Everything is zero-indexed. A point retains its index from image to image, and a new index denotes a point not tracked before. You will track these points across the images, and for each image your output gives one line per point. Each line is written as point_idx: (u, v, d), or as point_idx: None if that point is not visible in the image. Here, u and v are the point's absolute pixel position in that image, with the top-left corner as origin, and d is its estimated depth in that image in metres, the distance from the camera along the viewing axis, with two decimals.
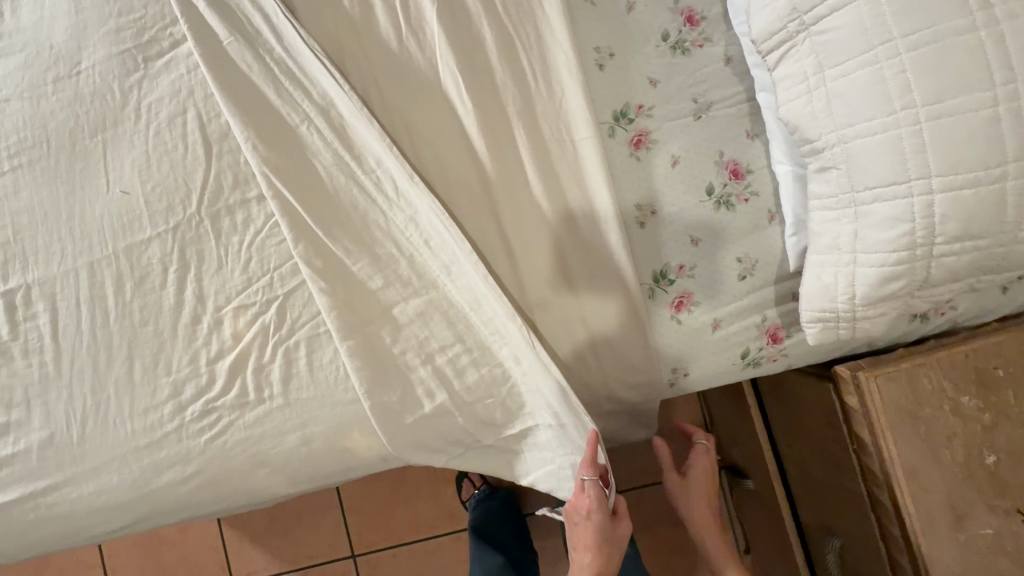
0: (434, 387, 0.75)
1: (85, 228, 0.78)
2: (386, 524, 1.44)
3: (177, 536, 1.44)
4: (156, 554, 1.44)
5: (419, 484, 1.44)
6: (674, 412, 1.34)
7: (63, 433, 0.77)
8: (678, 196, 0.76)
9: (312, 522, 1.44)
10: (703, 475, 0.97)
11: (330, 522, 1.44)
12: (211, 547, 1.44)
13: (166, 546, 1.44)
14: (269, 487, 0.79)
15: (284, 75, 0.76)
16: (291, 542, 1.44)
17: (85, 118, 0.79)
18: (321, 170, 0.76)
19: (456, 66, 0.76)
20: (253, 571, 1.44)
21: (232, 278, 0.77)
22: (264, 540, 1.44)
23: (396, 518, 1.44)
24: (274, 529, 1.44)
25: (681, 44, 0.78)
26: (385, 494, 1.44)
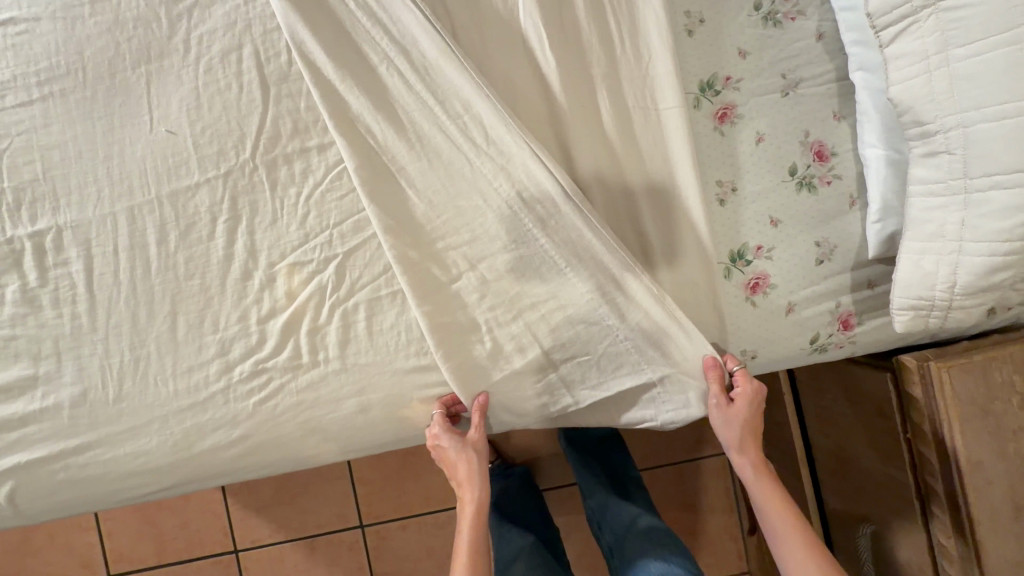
0: (526, 343, 0.73)
1: (126, 169, 0.72)
2: (397, 496, 1.42)
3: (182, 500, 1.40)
4: (158, 519, 1.40)
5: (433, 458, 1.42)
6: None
7: (98, 390, 0.71)
8: (760, 174, 0.74)
9: (322, 491, 1.41)
10: (740, 429, 0.74)
11: (339, 492, 1.41)
12: (215, 513, 1.40)
13: (168, 512, 1.40)
14: (319, 454, 0.76)
15: (363, 11, 0.70)
16: (299, 511, 1.41)
17: (126, 47, 0.72)
18: (396, 120, 0.71)
19: (542, 20, 0.71)
20: (260, 539, 1.41)
21: (288, 233, 0.72)
22: (273, 509, 1.41)
23: (407, 489, 1.42)
24: (282, 498, 1.41)
25: (773, 16, 0.75)
26: (397, 465, 1.42)
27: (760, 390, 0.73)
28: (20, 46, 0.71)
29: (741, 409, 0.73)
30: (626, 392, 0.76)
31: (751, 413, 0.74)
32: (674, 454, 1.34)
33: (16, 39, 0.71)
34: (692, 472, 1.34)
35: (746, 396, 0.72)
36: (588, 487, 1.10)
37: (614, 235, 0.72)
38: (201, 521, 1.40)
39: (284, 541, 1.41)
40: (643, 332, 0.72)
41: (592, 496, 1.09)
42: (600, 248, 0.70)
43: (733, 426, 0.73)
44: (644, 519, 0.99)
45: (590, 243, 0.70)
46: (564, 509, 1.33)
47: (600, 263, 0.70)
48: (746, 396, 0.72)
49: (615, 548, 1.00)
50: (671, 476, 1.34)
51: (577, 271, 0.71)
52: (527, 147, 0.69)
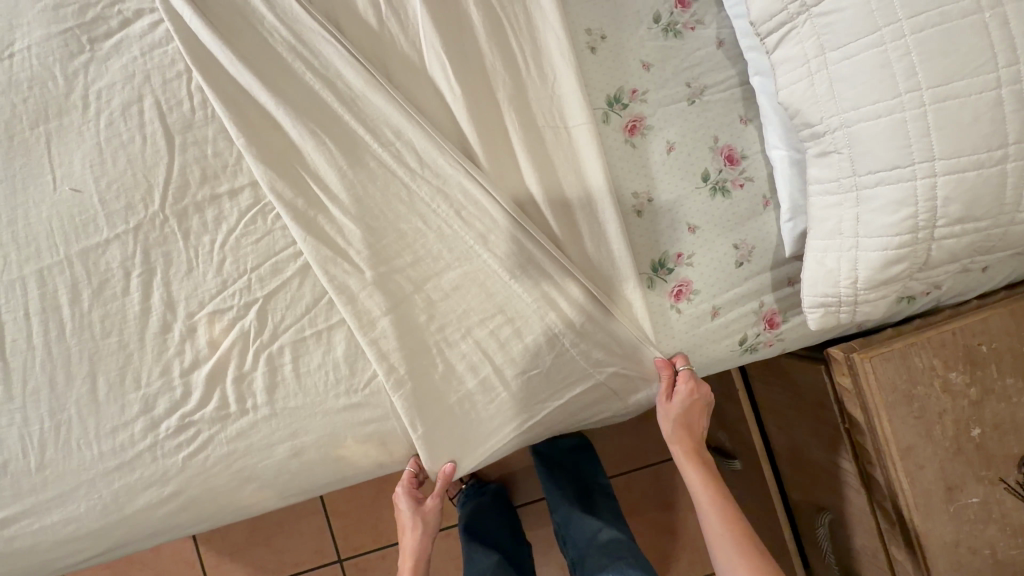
0: (477, 362, 0.72)
1: (31, 231, 0.70)
2: (373, 527, 1.42)
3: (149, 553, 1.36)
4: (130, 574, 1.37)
5: None
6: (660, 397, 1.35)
7: (18, 460, 0.69)
8: (673, 183, 0.75)
9: (293, 531, 1.40)
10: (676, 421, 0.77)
11: (315, 529, 1.40)
12: (187, 563, 1.39)
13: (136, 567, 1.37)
14: (257, 502, 0.75)
15: (282, 46, 0.71)
16: (272, 553, 1.40)
17: (23, 108, 0.70)
18: (309, 159, 0.71)
19: (443, 47, 0.72)
20: None
21: (205, 281, 0.72)
22: (244, 553, 1.40)
23: (380, 520, 1.42)
24: (253, 541, 1.40)
25: (673, 27, 0.76)
26: (367, 497, 1.42)
27: (698, 390, 0.75)
28: None
29: (680, 407, 0.76)
30: (581, 397, 0.76)
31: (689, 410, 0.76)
32: (645, 458, 1.33)
33: None
34: (663, 476, 1.34)
35: (686, 399, 0.74)
36: (553, 501, 1.11)
37: (560, 242, 0.73)
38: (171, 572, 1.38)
39: None
40: (588, 337, 0.73)
41: (558, 511, 1.10)
42: (544, 258, 0.71)
43: (670, 419, 0.77)
44: (604, 533, 1.00)
45: (534, 253, 0.71)
46: (538, 525, 1.31)
47: (546, 273, 0.72)
48: (684, 395, 0.74)
49: (577, 562, 1.01)
50: (645, 480, 1.33)
51: (503, 290, 0.72)
52: (463, 172, 0.71)
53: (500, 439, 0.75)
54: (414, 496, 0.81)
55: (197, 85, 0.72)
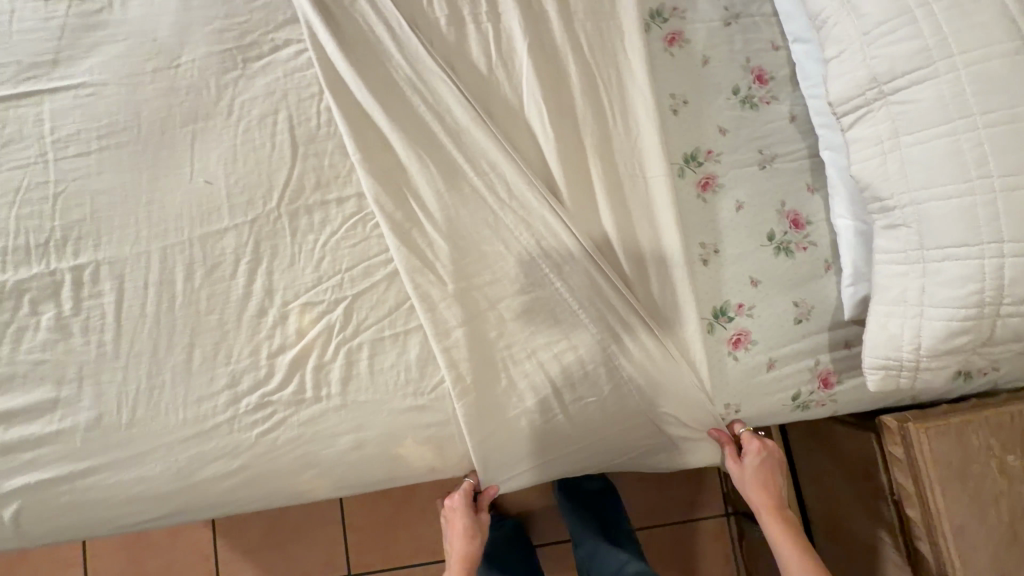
0: (539, 382, 0.76)
1: (163, 213, 0.80)
2: (381, 546, 1.47)
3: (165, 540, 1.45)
4: (146, 564, 1.44)
5: (423, 507, 1.48)
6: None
7: (110, 415, 0.75)
8: (739, 238, 0.80)
9: (307, 537, 1.47)
10: (754, 481, 0.79)
11: (328, 540, 1.47)
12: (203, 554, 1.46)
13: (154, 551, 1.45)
14: (312, 490, 0.78)
15: (404, 82, 0.81)
16: (284, 557, 1.46)
17: (178, 109, 0.82)
18: (411, 179, 0.80)
19: (542, 97, 0.81)
20: None
21: (303, 276, 0.79)
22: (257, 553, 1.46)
23: (391, 540, 1.47)
24: (267, 544, 1.47)
25: (750, 99, 0.84)
26: (383, 515, 1.48)
27: (764, 447, 0.78)
28: (85, 106, 0.82)
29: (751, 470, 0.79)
30: (630, 431, 0.78)
31: (761, 468, 0.79)
32: (672, 514, 1.31)
33: (83, 99, 0.82)
34: (689, 535, 1.31)
35: (754, 460, 0.78)
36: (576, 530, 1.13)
37: (627, 279, 0.78)
38: (184, 561, 1.45)
39: None
40: (645, 372, 0.76)
41: (583, 544, 1.10)
42: (611, 292, 0.76)
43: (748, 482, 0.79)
44: (631, 564, 1.01)
45: (603, 286, 0.77)
46: (556, 567, 1.29)
47: (612, 306, 0.77)
48: (753, 453, 0.78)
49: None
50: (669, 537, 1.30)
51: (570, 317, 0.77)
52: (546, 206, 0.78)
53: (548, 460, 0.78)
54: (471, 506, 0.84)
55: (326, 106, 0.82)
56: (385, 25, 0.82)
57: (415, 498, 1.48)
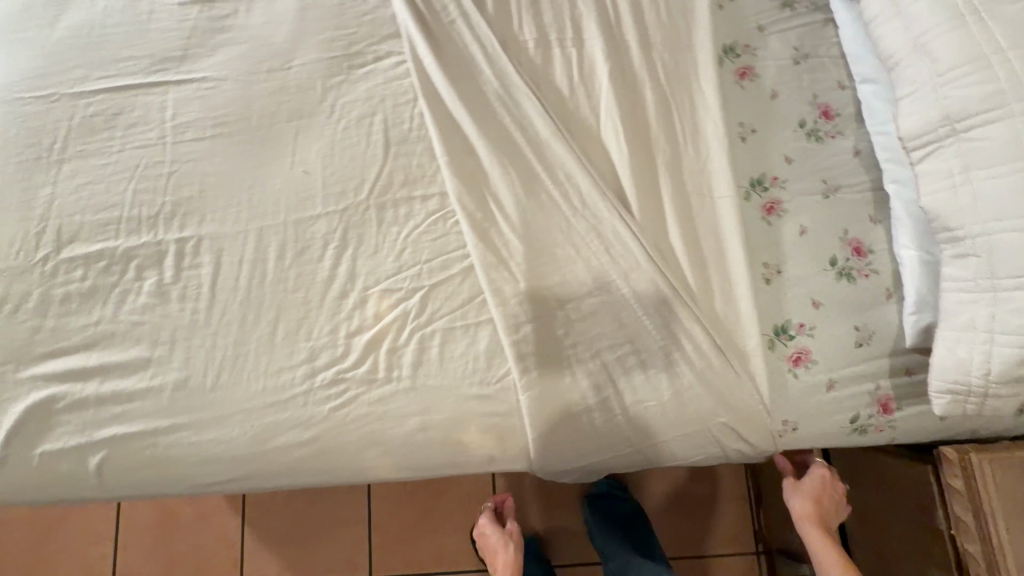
0: (601, 382, 0.79)
1: (263, 197, 0.87)
2: (404, 551, 1.48)
3: (193, 523, 1.51)
4: (174, 545, 1.50)
5: (448, 516, 1.49)
6: (725, 482, 1.33)
7: (198, 377, 0.81)
8: (802, 261, 0.83)
9: (331, 534, 1.50)
10: (812, 503, 0.91)
11: (351, 539, 1.49)
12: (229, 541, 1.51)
13: (183, 534, 1.51)
14: (373, 469, 0.81)
15: (492, 95, 0.88)
16: (307, 553, 1.49)
17: (286, 106, 0.90)
18: (492, 183, 0.86)
19: (620, 116, 0.87)
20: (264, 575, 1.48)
21: (385, 264, 0.84)
22: (281, 545, 1.50)
23: (413, 546, 1.48)
24: (292, 537, 1.50)
25: (816, 133, 0.88)
26: (408, 520, 1.50)
27: (829, 477, 0.94)
28: (205, 98, 0.90)
29: (811, 493, 0.92)
30: (686, 438, 0.80)
31: (819, 496, 0.92)
32: (705, 544, 1.29)
33: (204, 92, 0.90)
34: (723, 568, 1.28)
35: (818, 478, 0.93)
36: (603, 531, 1.22)
37: (691, 291, 0.81)
38: (209, 547, 1.50)
39: None
40: (705, 381, 0.78)
41: (614, 559, 1.20)
42: (676, 302, 0.80)
43: (807, 500, 0.91)
44: None
45: (668, 295, 0.80)
46: None
47: (676, 315, 0.80)
48: (817, 480, 0.93)
49: None
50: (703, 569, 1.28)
51: (634, 323, 0.80)
52: (618, 217, 0.83)
53: (602, 458, 0.80)
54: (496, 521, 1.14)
55: (418, 112, 0.89)
56: (480, 45, 0.90)
57: (440, 505, 1.50)
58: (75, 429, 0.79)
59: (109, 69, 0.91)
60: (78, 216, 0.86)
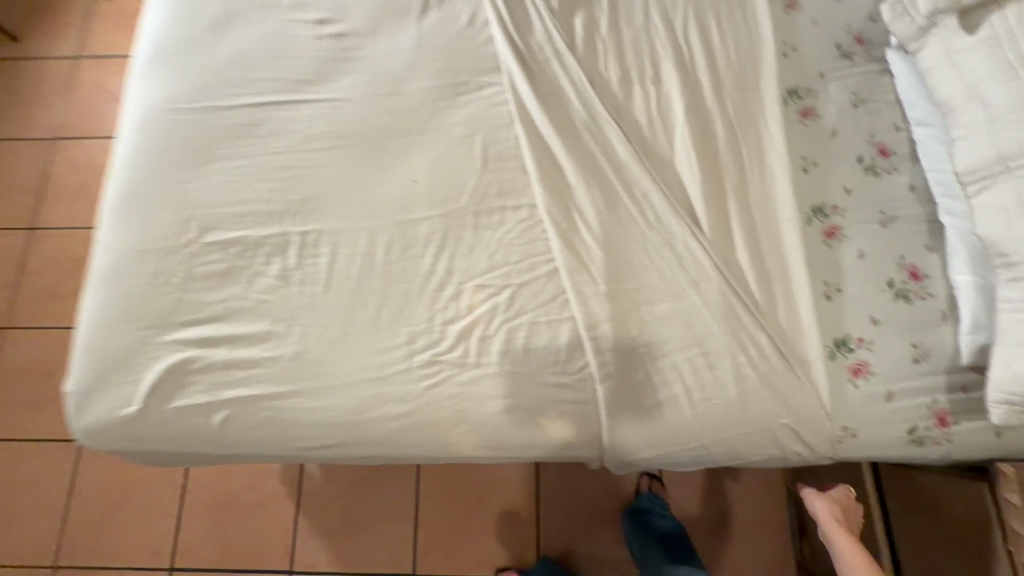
0: (672, 379, 0.87)
1: (376, 199, 0.99)
2: (449, 551, 1.54)
3: (252, 508, 1.61)
4: (232, 527, 1.60)
5: (491, 520, 1.56)
6: (768, 508, 1.47)
7: (312, 351, 0.92)
8: (861, 282, 0.90)
9: (379, 529, 1.57)
10: (834, 511, 1.02)
11: (397, 536, 1.55)
12: (282, 529, 1.58)
13: (241, 518, 1.60)
14: (458, 445, 0.89)
15: (580, 123, 1.01)
16: (354, 547, 1.55)
17: (400, 123, 1.03)
18: (577, 198, 0.97)
19: (693, 145, 0.98)
20: (311, 565, 1.55)
21: (479, 262, 0.95)
22: (330, 537, 1.57)
23: (456, 547, 1.54)
24: (340, 530, 1.57)
25: (874, 168, 0.97)
26: (453, 521, 1.56)
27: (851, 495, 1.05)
28: (331, 114, 1.04)
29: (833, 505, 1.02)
30: (750, 437, 0.86)
31: (842, 507, 1.03)
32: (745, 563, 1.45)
33: (331, 109, 1.05)
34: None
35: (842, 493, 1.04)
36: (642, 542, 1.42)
37: (757, 303, 0.89)
38: (261, 534, 1.59)
39: (333, 571, 1.54)
40: (769, 385, 0.85)
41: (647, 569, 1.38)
42: (743, 311, 0.88)
43: (831, 508, 1.01)
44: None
45: (736, 305, 0.88)
46: None
47: (743, 323, 0.88)
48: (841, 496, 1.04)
49: None
50: None
51: (704, 328, 0.88)
52: (691, 233, 0.92)
53: (670, 450, 0.87)
54: None
55: (514, 134, 1.02)
56: (571, 80, 1.03)
57: (485, 509, 1.56)
58: (205, 389, 0.90)
59: (252, 85, 1.06)
60: (219, 207, 0.99)
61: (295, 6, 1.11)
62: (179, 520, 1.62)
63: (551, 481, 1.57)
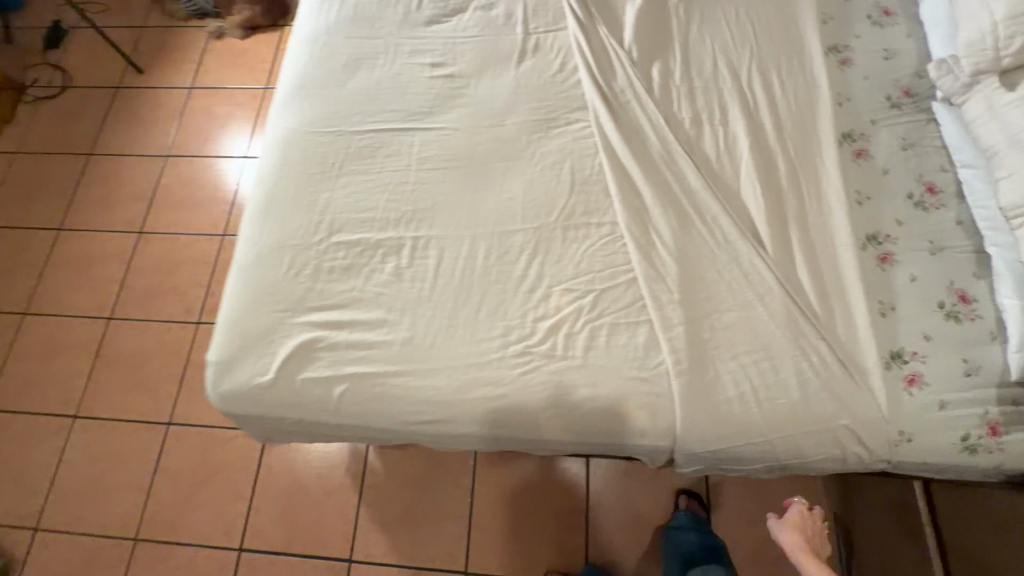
0: (739, 379, 0.98)
1: (477, 213, 1.16)
2: (500, 551, 1.61)
3: (318, 497, 1.72)
4: (299, 514, 1.71)
5: (542, 525, 1.63)
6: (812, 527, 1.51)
7: (421, 337, 1.06)
8: (913, 302, 1.00)
9: (436, 526, 1.66)
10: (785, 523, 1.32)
11: (453, 533, 1.64)
12: (345, 519, 1.69)
13: (308, 505, 1.71)
14: (544, 427, 1.01)
15: (656, 156, 1.16)
16: (412, 540, 1.64)
17: (499, 150, 1.21)
18: (654, 218, 1.11)
19: (757, 178, 1.12)
20: (371, 555, 1.64)
21: (566, 270, 1.10)
22: (390, 529, 1.67)
23: (507, 548, 1.61)
24: (400, 523, 1.67)
25: (923, 203, 1.09)
26: (506, 523, 1.64)
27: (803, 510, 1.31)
28: (441, 140, 1.24)
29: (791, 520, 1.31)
30: (811, 436, 0.95)
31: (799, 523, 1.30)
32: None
33: (441, 136, 1.24)
34: None
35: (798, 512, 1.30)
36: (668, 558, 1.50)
37: (817, 315, 1.00)
38: (326, 521, 1.69)
39: (391, 562, 1.63)
40: (829, 388, 0.95)
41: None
42: (804, 322, 0.99)
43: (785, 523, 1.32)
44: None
45: (797, 316, 1.00)
46: None
47: (804, 333, 0.99)
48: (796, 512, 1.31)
49: None
50: None
51: (768, 336, 1.00)
52: (756, 252, 1.05)
53: (737, 444, 0.97)
54: None
55: (597, 163, 1.18)
56: (648, 119, 1.19)
57: (537, 513, 1.64)
58: (329, 364, 1.05)
59: (376, 115, 1.27)
60: (347, 213, 1.18)
61: (413, 53, 1.33)
62: (250, 504, 1.73)
63: (601, 491, 1.64)
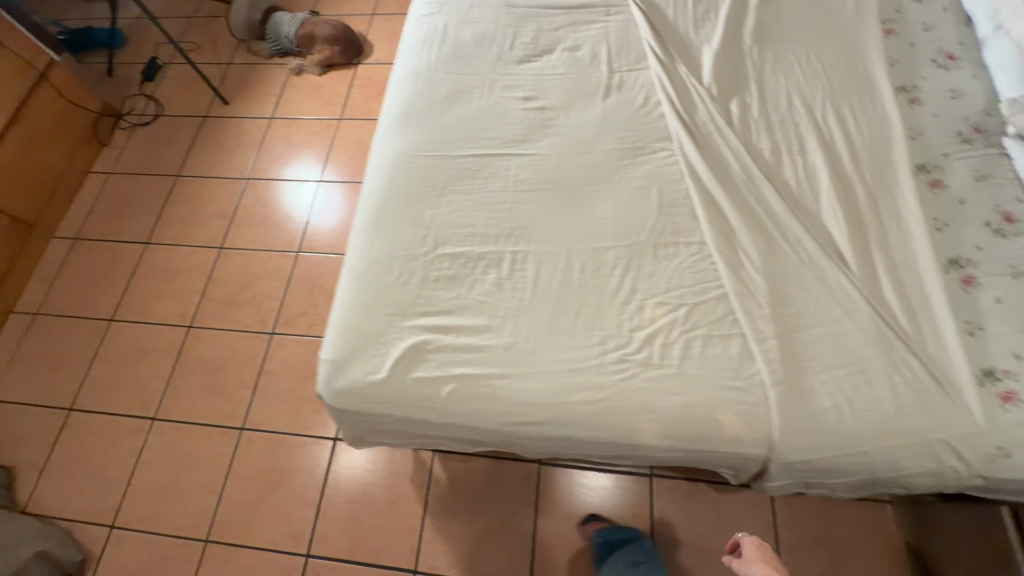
0: (833, 391, 1.02)
1: (571, 230, 1.25)
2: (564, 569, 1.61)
3: (384, 506, 1.75)
4: (365, 522, 1.74)
5: None
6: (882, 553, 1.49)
7: (523, 343, 1.14)
8: (1001, 322, 1.05)
9: (500, 540, 1.66)
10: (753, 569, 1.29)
11: (518, 548, 1.64)
12: (409, 529, 1.70)
13: (374, 513, 1.74)
14: (642, 431, 1.06)
15: (738, 182, 1.25)
16: (477, 553, 1.65)
17: (589, 174, 1.32)
18: (740, 238, 1.19)
19: (838, 203, 1.19)
20: (435, 567, 1.65)
21: (658, 284, 1.17)
22: (454, 541, 1.68)
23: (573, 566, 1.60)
24: (464, 535, 1.68)
25: (1001, 230, 1.14)
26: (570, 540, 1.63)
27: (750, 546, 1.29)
28: (535, 164, 1.35)
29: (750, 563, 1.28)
30: (908, 448, 0.98)
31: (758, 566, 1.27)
32: None
33: (535, 161, 1.35)
34: None
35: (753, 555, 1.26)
36: None
37: (906, 332, 1.05)
38: (391, 531, 1.71)
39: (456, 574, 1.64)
40: (923, 402, 0.99)
41: None
42: (894, 338, 1.04)
43: None
44: None
45: (887, 332, 1.05)
46: None
47: (895, 348, 1.03)
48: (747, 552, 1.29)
49: None
50: None
51: (859, 351, 1.05)
52: (842, 272, 1.11)
53: (833, 454, 1.00)
54: None
55: (683, 188, 1.27)
56: (730, 149, 1.29)
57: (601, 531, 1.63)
58: (438, 365, 1.13)
59: (475, 141, 1.39)
60: (450, 228, 1.28)
61: (506, 88, 1.47)
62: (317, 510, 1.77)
63: (665, 511, 1.62)
